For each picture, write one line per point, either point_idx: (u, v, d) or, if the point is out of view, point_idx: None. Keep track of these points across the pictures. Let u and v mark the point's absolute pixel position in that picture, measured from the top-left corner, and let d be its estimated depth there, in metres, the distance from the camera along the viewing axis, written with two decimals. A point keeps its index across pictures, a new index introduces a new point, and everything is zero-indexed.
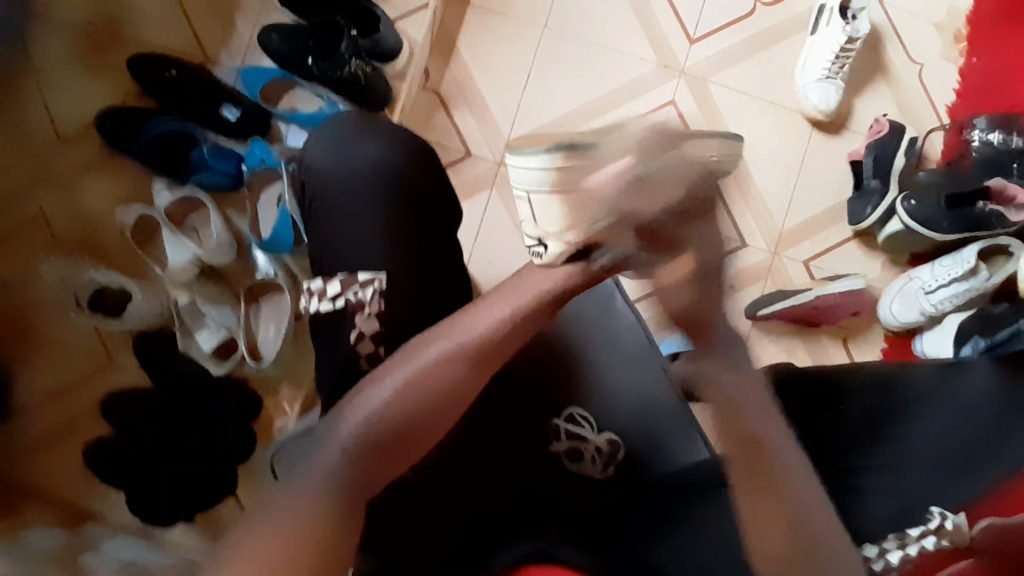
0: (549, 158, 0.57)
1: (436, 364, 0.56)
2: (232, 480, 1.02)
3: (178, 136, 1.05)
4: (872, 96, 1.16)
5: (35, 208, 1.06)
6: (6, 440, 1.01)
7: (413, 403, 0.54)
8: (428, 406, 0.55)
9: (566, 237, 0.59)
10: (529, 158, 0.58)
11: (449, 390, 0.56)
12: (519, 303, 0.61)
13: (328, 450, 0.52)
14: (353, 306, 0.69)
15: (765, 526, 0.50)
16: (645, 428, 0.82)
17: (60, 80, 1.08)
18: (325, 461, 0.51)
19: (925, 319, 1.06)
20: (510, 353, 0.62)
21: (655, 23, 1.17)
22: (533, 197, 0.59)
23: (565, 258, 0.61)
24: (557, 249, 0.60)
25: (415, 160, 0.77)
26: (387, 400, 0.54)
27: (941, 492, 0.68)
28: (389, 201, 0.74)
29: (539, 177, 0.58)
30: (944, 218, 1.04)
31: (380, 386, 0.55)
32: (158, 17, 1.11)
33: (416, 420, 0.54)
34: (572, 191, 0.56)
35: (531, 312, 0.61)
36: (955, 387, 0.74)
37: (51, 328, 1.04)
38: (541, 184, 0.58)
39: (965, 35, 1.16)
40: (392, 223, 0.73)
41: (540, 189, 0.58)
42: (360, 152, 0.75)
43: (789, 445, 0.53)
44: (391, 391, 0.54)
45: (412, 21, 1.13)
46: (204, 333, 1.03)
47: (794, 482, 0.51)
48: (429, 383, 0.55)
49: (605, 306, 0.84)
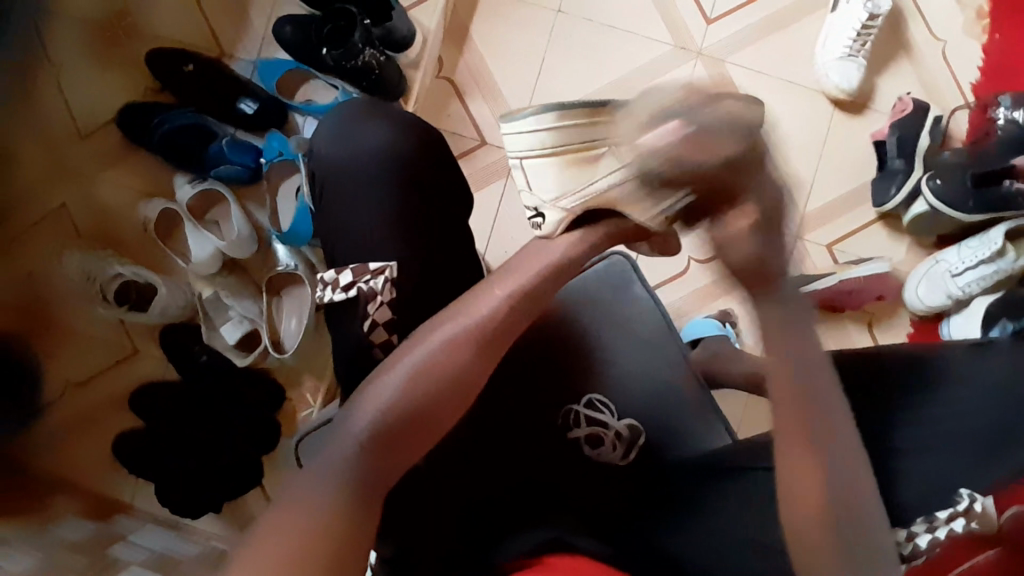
0: (539, 122, 0.58)
1: (443, 350, 0.57)
2: (254, 470, 1.04)
3: (196, 129, 1.07)
4: (893, 75, 1.14)
5: (58, 204, 1.09)
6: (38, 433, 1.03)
7: (421, 390, 0.55)
8: (439, 393, 0.55)
9: (562, 204, 0.60)
10: (519, 123, 0.59)
11: (456, 376, 0.56)
12: (522, 281, 0.60)
13: (339, 441, 0.52)
14: (366, 295, 0.69)
15: (798, 486, 0.50)
16: (658, 414, 0.82)
17: (77, 76, 1.10)
18: (337, 452, 0.52)
19: (951, 303, 1.04)
20: (515, 336, 0.62)
21: (669, 5, 1.15)
22: (527, 163, 0.60)
23: (564, 226, 0.61)
24: (555, 218, 0.61)
25: (420, 146, 0.76)
26: (399, 389, 0.54)
27: (978, 471, 0.61)
28: (395, 190, 0.73)
29: (540, 139, 0.58)
30: (970, 197, 1.02)
31: (389, 377, 0.55)
32: (173, 11, 1.11)
33: (427, 407, 0.55)
34: (564, 153, 0.58)
35: (535, 288, 0.61)
36: (989, 354, 0.67)
37: (73, 319, 1.07)
38: (537, 147, 0.59)
39: (989, 11, 1.13)
40: (398, 213, 0.73)
41: (533, 154, 0.59)
42: (365, 138, 0.74)
43: (844, 432, 0.51)
44: (401, 380, 0.55)
45: (423, 9, 1.12)
46: (228, 326, 1.04)
47: (838, 461, 0.50)
48: (438, 370, 0.56)
49: (622, 290, 0.86)
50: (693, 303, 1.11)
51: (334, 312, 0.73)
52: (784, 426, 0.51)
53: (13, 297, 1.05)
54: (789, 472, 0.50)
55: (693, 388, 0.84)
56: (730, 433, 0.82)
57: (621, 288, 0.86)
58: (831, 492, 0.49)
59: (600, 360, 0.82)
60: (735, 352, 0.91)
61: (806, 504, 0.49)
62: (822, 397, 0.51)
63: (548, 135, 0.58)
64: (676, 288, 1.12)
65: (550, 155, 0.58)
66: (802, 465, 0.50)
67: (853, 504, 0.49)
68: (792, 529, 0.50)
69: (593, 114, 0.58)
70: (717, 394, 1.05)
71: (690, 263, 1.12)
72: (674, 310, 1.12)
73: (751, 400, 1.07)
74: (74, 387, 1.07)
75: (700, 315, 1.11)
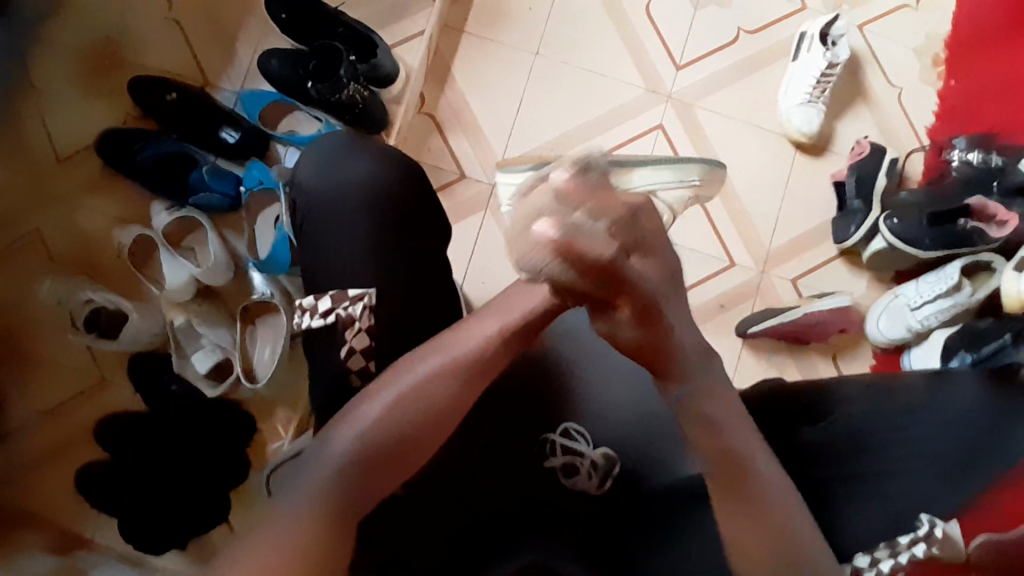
0: (528, 176, 0.68)
1: (429, 379, 0.57)
2: (223, 505, 1.01)
3: (178, 156, 1.07)
4: (853, 119, 1.20)
5: (31, 228, 1.08)
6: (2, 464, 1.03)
7: (404, 419, 0.55)
8: (424, 423, 0.56)
9: None
10: (512, 176, 0.69)
11: (439, 405, 0.57)
12: (509, 320, 0.60)
13: (321, 464, 0.53)
14: (344, 321, 0.70)
15: (736, 530, 0.51)
16: (633, 448, 0.76)
17: (60, 101, 1.11)
18: (319, 476, 0.53)
19: (911, 335, 1.08)
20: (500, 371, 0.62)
21: (643, 50, 1.21)
22: (517, 213, 0.68)
23: None
24: None
25: (405, 182, 0.77)
26: (382, 416, 0.55)
27: (937, 495, 0.68)
28: (379, 222, 0.74)
29: (520, 194, 0.68)
30: (926, 235, 1.07)
31: (371, 404, 0.56)
32: (158, 44, 1.13)
33: (409, 435, 0.55)
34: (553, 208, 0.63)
35: (523, 327, 0.60)
36: (956, 385, 0.72)
37: (44, 346, 1.06)
38: (522, 200, 0.67)
39: (943, 59, 1.21)
40: (382, 244, 0.74)
41: (522, 205, 0.67)
42: (350, 170, 0.76)
43: (773, 479, 0.53)
44: (382, 408, 0.56)
45: (408, 48, 1.17)
46: (199, 354, 1.02)
47: (781, 522, 0.51)
48: (421, 399, 0.56)
49: (594, 317, 0.81)
50: None
51: (315, 341, 0.73)
52: (719, 493, 0.52)
53: None
54: (731, 526, 0.51)
55: (673, 418, 0.76)
56: None
57: (591, 316, 0.81)
58: (778, 545, 0.50)
59: (570, 394, 0.77)
60: None
61: (755, 544, 0.50)
62: (736, 437, 0.53)
63: (532, 188, 0.67)
64: None
65: (539, 208, 0.65)
66: (741, 520, 0.51)
67: (793, 548, 0.51)
68: (735, 551, 0.51)
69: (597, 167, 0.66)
70: None
71: None
72: None
73: None
74: (39, 413, 1.05)
75: None
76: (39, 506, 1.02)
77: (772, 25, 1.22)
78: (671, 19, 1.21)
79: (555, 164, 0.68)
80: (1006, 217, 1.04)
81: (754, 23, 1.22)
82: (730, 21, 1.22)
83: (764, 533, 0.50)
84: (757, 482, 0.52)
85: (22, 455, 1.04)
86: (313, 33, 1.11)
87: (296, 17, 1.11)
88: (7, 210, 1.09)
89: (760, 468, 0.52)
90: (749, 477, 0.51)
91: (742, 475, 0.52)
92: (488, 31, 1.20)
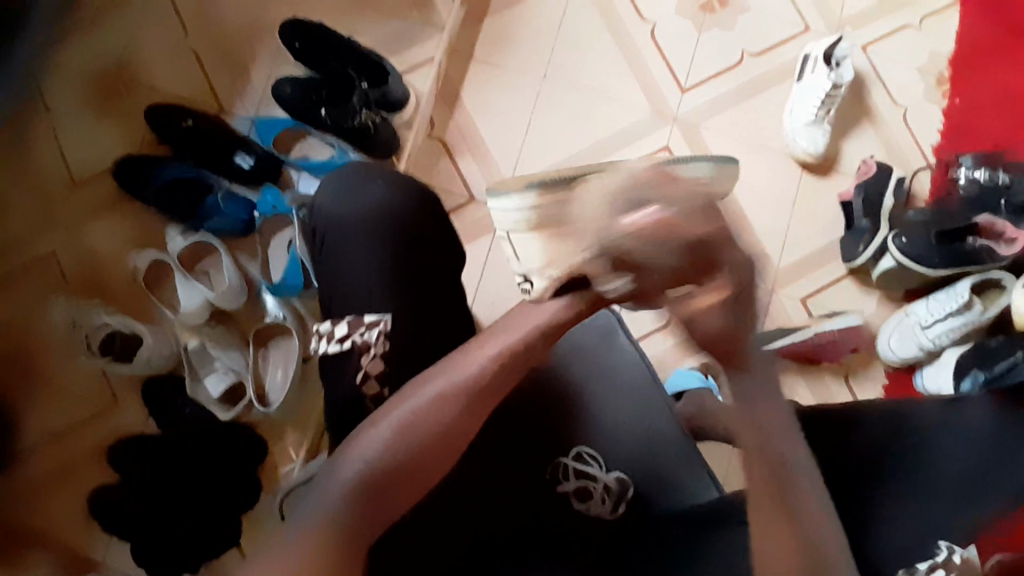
0: (524, 199, 0.53)
1: (433, 404, 0.57)
2: (233, 528, 1.01)
3: (193, 183, 1.09)
4: (858, 138, 1.21)
5: (47, 252, 1.11)
6: (18, 483, 1.05)
7: (409, 444, 0.56)
8: (429, 449, 0.56)
9: (548, 275, 0.55)
10: (505, 199, 0.54)
11: (443, 431, 0.57)
12: (511, 340, 0.59)
13: (329, 492, 0.54)
14: (360, 347, 0.71)
15: (768, 528, 0.54)
16: (649, 466, 0.82)
17: (78, 129, 1.14)
18: (328, 504, 0.53)
19: (923, 354, 1.07)
20: (506, 392, 0.61)
21: (647, 72, 1.23)
22: (512, 236, 0.55)
23: (552, 293, 0.57)
24: (542, 286, 0.56)
25: (419, 216, 0.77)
26: (386, 444, 0.55)
27: (954, 521, 0.67)
28: (391, 255, 0.74)
29: (520, 216, 0.53)
30: (934, 253, 1.07)
31: (376, 430, 0.56)
32: (173, 72, 1.16)
33: (414, 463, 0.56)
34: (553, 228, 0.52)
35: (526, 348, 0.59)
36: (963, 413, 0.71)
37: (57, 370, 1.08)
38: (519, 224, 0.54)
39: (948, 78, 1.22)
40: (394, 277, 0.74)
41: (518, 229, 0.54)
42: (364, 203, 0.76)
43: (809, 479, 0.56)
44: (386, 435, 0.56)
45: (418, 75, 1.20)
46: (213, 377, 1.03)
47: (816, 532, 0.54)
48: (425, 425, 0.56)
49: (606, 344, 0.90)
50: (676, 353, 1.14)
51: (327, 365, 0.73)
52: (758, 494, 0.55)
53: (8, 346, 1.08)
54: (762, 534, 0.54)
55: (682, 438, 0.86)
56: (715, 484, 0.84)
57: (605, 342, 0.90)
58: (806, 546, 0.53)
59: (588, 416, 0.82)
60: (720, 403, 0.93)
61: (784, 549, 0.53)
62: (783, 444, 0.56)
63: (531, 211, 0.53)
64: (660, 338, 1.15)
65: (534, 229, 0.53)
66: (777, 529, 0.54)
67: (825, 547, 0.53)
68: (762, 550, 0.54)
69: (612, 183, 0.52)
70: (702, 443, 1.06)
71: None
72: (658, 360, 1.15)
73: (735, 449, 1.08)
74: (52, 434, 1.07)
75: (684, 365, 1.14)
76: (52, 527, 1.04)
77: (777, 47, 1.23)
78: (675, 43, 1.23)
79: (563, 183, 0.52)
80: (1015, 234, 1.06)
81: (758, 46, 1.23)
82: (734, 44, 1.23)
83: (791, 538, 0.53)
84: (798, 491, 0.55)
85: (35, 475, 1.06)
86: (323, 58, 1.13)
87: (308, 45, 1.13)
88: (26, 236, 1.12)
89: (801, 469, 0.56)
90: (795, 473, 0.55)
91: (789, 472, 0.55)
92: (495, 57, 1.22)
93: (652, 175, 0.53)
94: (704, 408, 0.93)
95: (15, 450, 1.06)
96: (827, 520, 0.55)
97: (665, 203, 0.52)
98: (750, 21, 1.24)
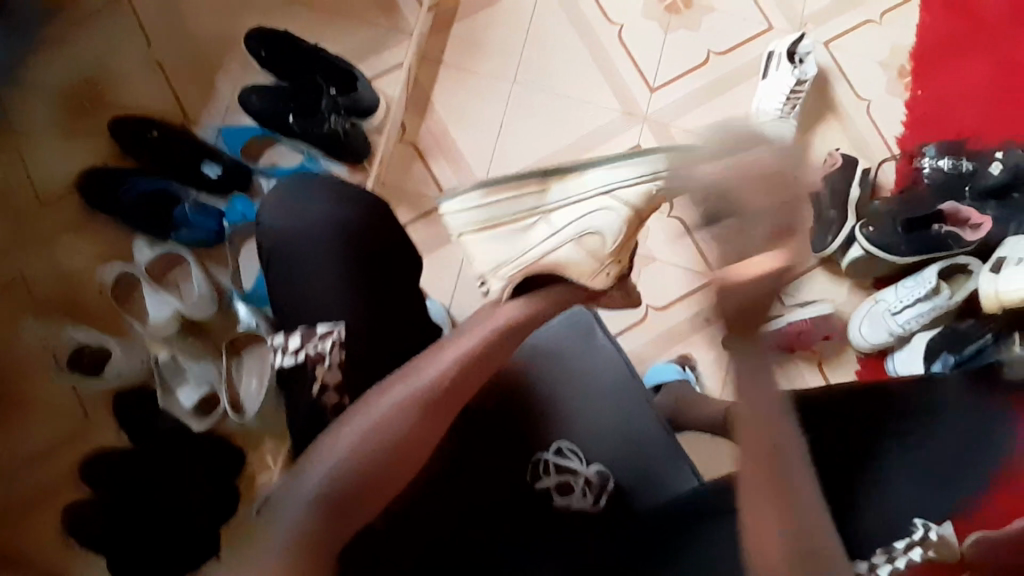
0: (479, 199, 0.71)
1: (398, 410, 0.57)
2: (211, 542, 0.99)
3: (161, 195, 1.07)
4: (823, 132, 1.23)
5: (12, 269, 1.09)
6: None
7: (374, 451, 0.55)
8: (392, 458, 0.56)
9: (500, 272, 0.70)
10: (462, 202, 0.72)
11: (407, 438, 0.57)
12: (470, 344, 0.62)
13: (292, 503, 0.53)
14: (313, 359, 0.70)
15: (762, 521, 0.50)
16: (627, 465, 0.80)
17: (40, 143, 1.12)
18: (292, 513, 0.52)
19: (894, 339, 1.09)
20: (470, 397, 0.63)
21: (616, 73, 1.24)
22: (468, 239, 0.73)
23: (506, 293, 0.69)
24: (498, 286, 0.70)
25: (376, 223, 0.76)
26: (350, 453, 0.55)
27: (933, 501, 0.68)
28: (348, 262, 0.74)
29: (473, 216, 0.72)
30: (901, 240, 1.09)
31: (338, 439, 0.56)
32: (137, 82, 1.15)
33: (378, 472, 0.55)
34: (502, 223, 0.71)
35: (486, 351, 0.63)
36: (937, 389, 0.72)
37: (25, 388, 1.05)
38: (473, 224, 0.72)
39: (909, 71, 1.25)
40: (354, 282, 0.73)
41: (472, 230, 0.72)
42: (319, 213, 0.75)
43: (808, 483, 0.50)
44: (349, 445, 0.55)
45: (387, 80, 1.20)
46: (185, 390, 1.00)
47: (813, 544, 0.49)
48: (387, 434, 0.56)
49: (585, 340, 0.86)
50: (653, 348, 1.15)
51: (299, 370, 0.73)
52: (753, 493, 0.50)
53: None
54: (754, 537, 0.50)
55: (665, 435, 0.82)
56: (698, 475, 0.81)
57: (580, 340, 0.86)
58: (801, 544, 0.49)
59: (558, 421, 0.79)
60: (698, 395, 0.94)
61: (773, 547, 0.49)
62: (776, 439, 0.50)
63: (484, 209, 0.71)
64: (637, 335, 1.16)
65: (486, 228, 0.71)
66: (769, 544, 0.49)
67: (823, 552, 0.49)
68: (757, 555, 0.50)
69: (554, 177, 0.71)
70: (684, 437, 1.07)
71: (649, 310, 1.16)
72: (636, 357, 1.15)
73: (717, 443, 1.08)
74: (24, 457, 1.04)
75: (662, 360, 1.15)
76: (24, 552, 1.01)
77: (742, 45, 1.25)
78: (642, 42, 1.25)
79: (518, 178, 0.71)
80: (979, 220, 1.07)
81: (723, 44, 1.25)
82: (700, 42, 1.25)
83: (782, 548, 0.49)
84: (796, 487, 0.50)
85: (8, 501, 1.03)
86: (289, 65, 1.12)
87: (275, 54, 1.12)
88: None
89: (797, 458, 0.50)
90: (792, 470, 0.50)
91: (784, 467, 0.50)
92: (464, 61, 1.22)
93: (588, 173, 0.70)
94: (681, 401, 0.94)
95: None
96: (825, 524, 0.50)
97: (598, 196, 0.68)
98: (714, 21, 1.25)
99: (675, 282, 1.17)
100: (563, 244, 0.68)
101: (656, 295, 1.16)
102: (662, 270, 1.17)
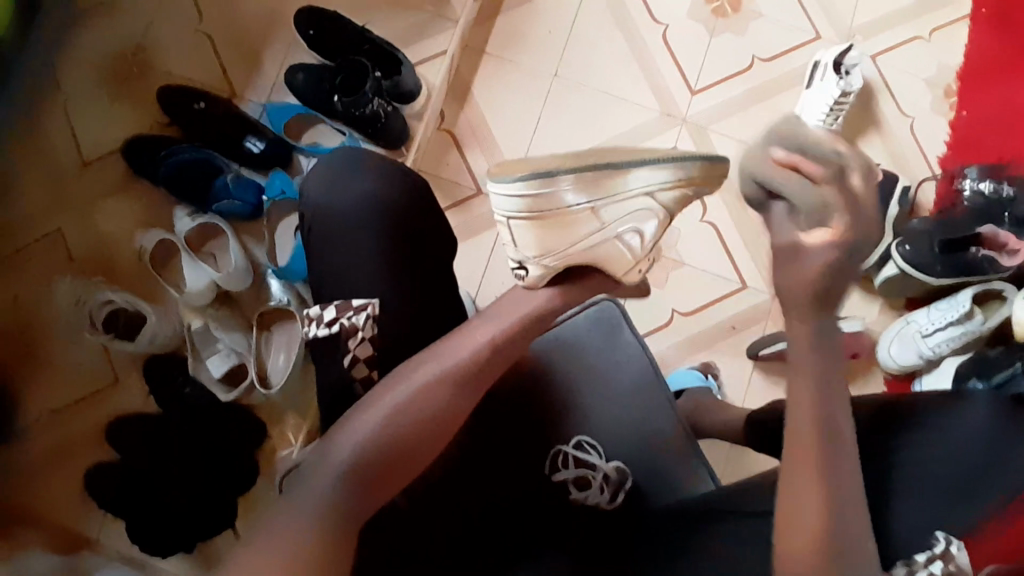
0: (522, 184, 0.62)
1: (426, 388, 0.60)
2: (230, 509, 1.02)
3: (203, 164, 1.09)
4: (864, 146, 1.22)
5: (54, 229, 1.12)
6: (17, 457, 1.06)
7: (399, 428, 0.58)
8: (417, 437, 0.58)
9: (542, 262, 0.65)
10: (506, 184, 0.63)
11: (432, 415, 0.59)
12: (506, 325, 0.65)
13: (323, 472, 0.55)
14: (347, 331, 0.70)
15: (804, 509, 0.55)
16: (641, 465, 0.81)
17: (88, 108, 1.15)
18: (322, 484, 0.54)
19: (922, 362, 1.08)
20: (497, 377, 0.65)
21: (657, 73, 1.23)
22: (511, 223, 0.65)
23: (546, 281, 0.67)
24: (538, 273, 0.66)
25: (409, 206, 0.77)
26: (378, 426, 0.57)
27: (948, 515, 0.65)
28: (378, 242, 0.74)
29: (517, 204, 0.63)
30: (937, 262, 1.08)
31: (369, 414, 0.58)
32: (183, 55, 1.17)
33: (403, 445, 0.58)
34: (549, 216, 0.62)
35: (516, 333, 0.65)
36: (964, 407, 0.70)
37: (59, 347, 1.09)
38: (517, 210, 0.63)
39: (956, 90, 1.22)
40: (388, 263, 0.74)
41: (518, 214, 0.63)
42: (360, 189, 0.76)
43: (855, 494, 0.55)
44: (377, 423, 0.57)
45: (431, 67, 1.20)
46: (214, 358, 1.03)
47: (848, 524, 0.54)
48: (416, 412, 0.59)
49: (609, 337, 0.86)
50: (677, 353, 1.15)
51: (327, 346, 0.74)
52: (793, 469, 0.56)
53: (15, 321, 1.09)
54: (787, 511, 0.56)
55: (680, 434, 0.82)
56: (715, 480, 0.81)
57: (607, 335, 0.85)
58: (832, 528, 0.54)
59: (575, 414, 0.80)
60: (718, 402, 0.94)
61: (809, 525, 0.54)
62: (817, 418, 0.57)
63: (527, 198, 0.62)
64: (663, 337, 1.16)
65: (529, 216, 0.63)
66: (799, 501, 0.55)
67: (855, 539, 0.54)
68: (788, 536, 0.55)
69: (600, 178, 0.61)
70: (701, 443, 1.07)
71: (675, 315, 1.16)
72: (658, 360, 1.15)
73: (731, 451, 1.09)
74: (52, 413, 1.07)
75: (685, 365, 1.15)
76: (48, 506, 1.05)
77: (787, 54, 1.24)
78: (686, 46, 1.24)
79: (556, 170, 0.61)
80: (1017, 246, 1.06)
81: (769, 52, 1.24)
82: (745, 48, 1.24)
83: (824, 525, 0.54)
84: (844, 484, 0.55)
85: (33, 454, 1.06)
86: (338, 46, 1.14)
87: (322, 33, 1.14)
88: (36, 218, 1.12)
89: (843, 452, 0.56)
90: (839, 466, 0.56)
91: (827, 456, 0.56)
92: (507, 53, 1.22)
93: (631, 171, 0.61)
94: (702, 407, 0.94)
95: (15, 428, 1.07)
96: (857, 506, 0.55)
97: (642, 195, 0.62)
98: (760, 27, 1.24)
99: (703, 287, 1.16)
100: (609, 240, 0.64)
101: (683, 300, 1.16)
102: (691, 275, 1.17)
